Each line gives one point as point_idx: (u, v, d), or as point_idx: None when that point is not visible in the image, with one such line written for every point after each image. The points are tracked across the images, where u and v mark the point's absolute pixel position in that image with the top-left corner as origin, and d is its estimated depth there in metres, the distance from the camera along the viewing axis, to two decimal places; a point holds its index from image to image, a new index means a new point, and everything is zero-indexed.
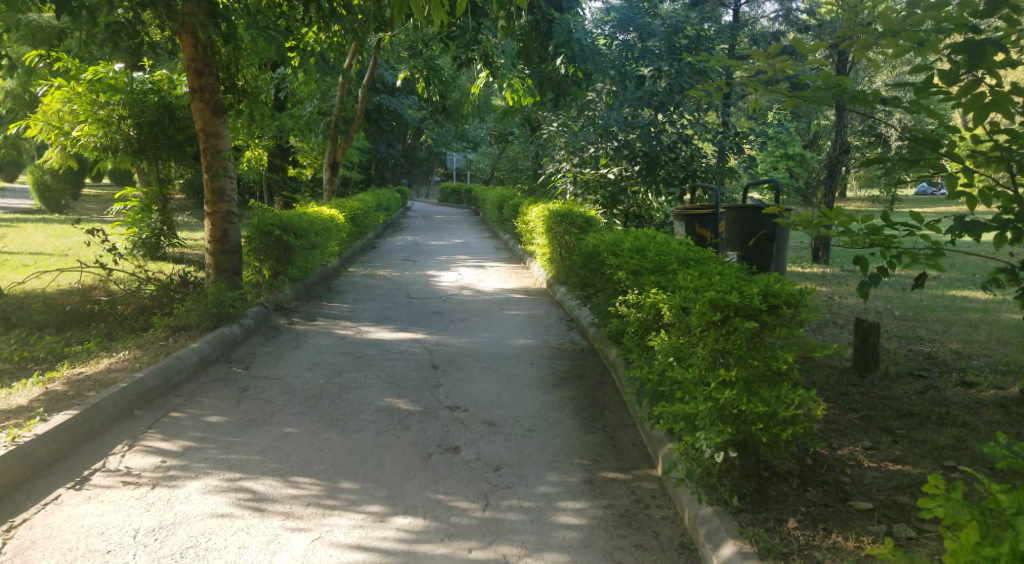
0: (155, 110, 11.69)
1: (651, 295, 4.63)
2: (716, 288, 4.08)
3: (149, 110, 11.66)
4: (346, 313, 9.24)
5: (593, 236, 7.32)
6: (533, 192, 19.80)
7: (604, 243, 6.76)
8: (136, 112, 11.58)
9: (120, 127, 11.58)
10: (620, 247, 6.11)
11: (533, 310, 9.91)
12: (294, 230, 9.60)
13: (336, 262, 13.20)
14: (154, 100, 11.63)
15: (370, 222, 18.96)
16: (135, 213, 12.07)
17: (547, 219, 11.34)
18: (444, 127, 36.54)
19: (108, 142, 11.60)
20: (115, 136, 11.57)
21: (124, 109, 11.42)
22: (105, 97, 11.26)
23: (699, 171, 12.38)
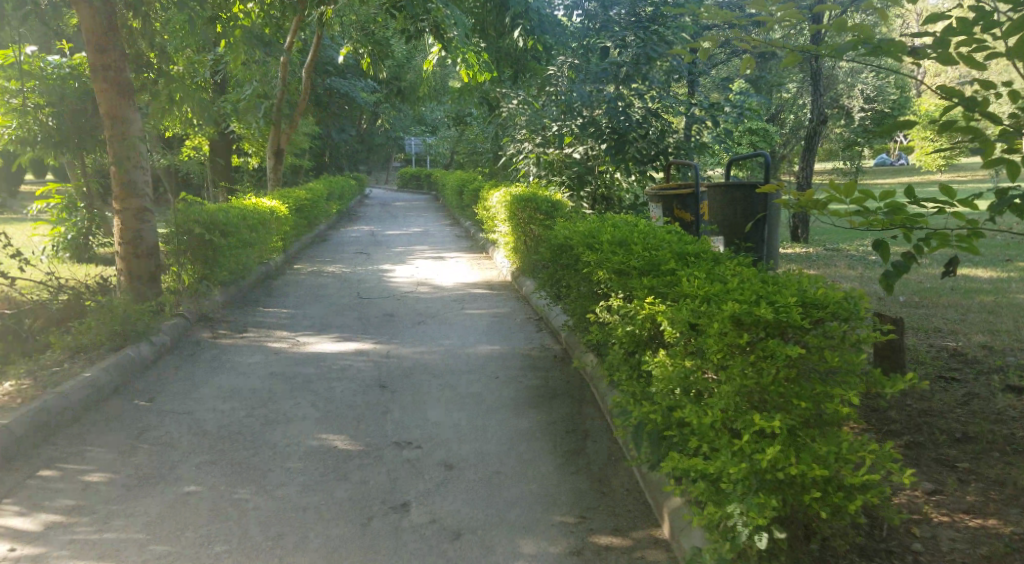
0: (76, 98, 10.16)
1: (646, 306, 3.53)
2: (737, 298, 2.94)
3: (69, 98, 10.12)
4: (284, 321, 8.04)
5: (563, 226, 6.21)
6: (494, 175, 18.64)
7: (576, 235, 5.65)
8: (56, 101, 10.04)
9: (38, 118, 10.05)
10: (597, 240, 5.00)
11: (498, 309, 8.79)
12: (221, 227, 8.39)
13: (278, 258, 12.03)
14: (73, 86, 10.15)
15: (320, 212, 17.69)
16: (59, 212, 10.73)
17: (511, 204, 10.28)
18: (400, 111, 35.13)
19: (24, 133, 10.13)
20: (33, 126, 10.06)
21: (39, 96, 9.92)
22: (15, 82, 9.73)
23: (672, 149, 11.34)
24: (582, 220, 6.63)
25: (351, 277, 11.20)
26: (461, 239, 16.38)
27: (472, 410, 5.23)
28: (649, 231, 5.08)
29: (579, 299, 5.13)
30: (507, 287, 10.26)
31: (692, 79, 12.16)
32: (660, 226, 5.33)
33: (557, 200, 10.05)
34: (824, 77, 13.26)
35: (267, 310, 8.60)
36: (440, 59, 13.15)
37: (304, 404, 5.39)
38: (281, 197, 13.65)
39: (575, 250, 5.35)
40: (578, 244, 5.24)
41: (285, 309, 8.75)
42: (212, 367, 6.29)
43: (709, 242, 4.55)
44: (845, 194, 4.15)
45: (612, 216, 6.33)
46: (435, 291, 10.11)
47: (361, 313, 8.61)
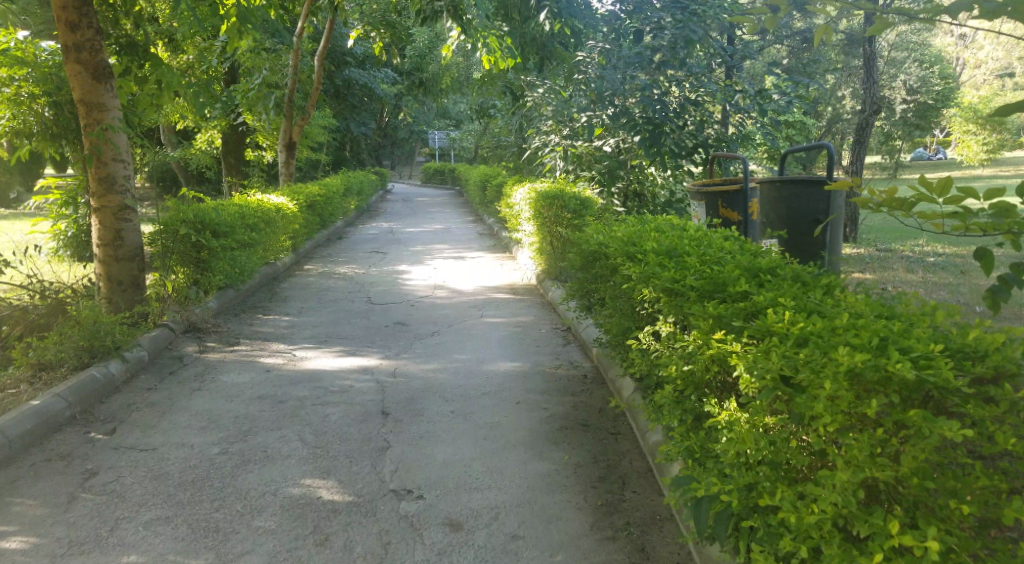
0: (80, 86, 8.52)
1: (707, 342, 2.76)
2: (852, 343, 2.23)
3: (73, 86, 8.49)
4: (284, 331, 7.29)
5: (594, 226, 5.42)
6: (518, 169, 17.82)
7: (613, 238, 4.87)
8: (54, 89, 8.40)
9: (34, 108, 8.42)
10: (640, 245, 4.23)
11: (521, 317, 7.98)
12: (212, 226, 7.70)
13: (287, 258, 11.34)
14: None
15: (337, 208, 17.01)
16: (57, 207, 9.82)
17: (535, 202, 9.50)
18: (423, 105, 34.42)
19: (19, 127, 8.43)
20: (28, 119, 8.38)
21: (35, 85, 8.31)
22: (7, 72, 8.24)
23: (714, 141, 10.40)
24: (618, 221, 5.84)
25: (362, 280, 10.46)
26: (483, 237, 15.62)
27: (487, 446, 4.42)
28: (700, 236, 4.32)
29: (614, 315, 4.39)
30: (530, 291, 9.45)
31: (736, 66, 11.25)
32: (716, 232, 4.51)
33: (585, 198, 9.28)
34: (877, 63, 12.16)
35: (268, 318, 7.89)
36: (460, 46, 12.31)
37: (291, 436, 4.62)
38: (292, 193, 12.97)
39: (610, 256, 4.58)
40: (614, 249, 4.49)
41: (287, 316, 8.02)
42: (194, 386, 5.56)
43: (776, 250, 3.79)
44: (938, 193, 2.86)
45: (653, 218, 5.52)
46: (453, 295, 9.35)
47: (371, 321, 7.85)
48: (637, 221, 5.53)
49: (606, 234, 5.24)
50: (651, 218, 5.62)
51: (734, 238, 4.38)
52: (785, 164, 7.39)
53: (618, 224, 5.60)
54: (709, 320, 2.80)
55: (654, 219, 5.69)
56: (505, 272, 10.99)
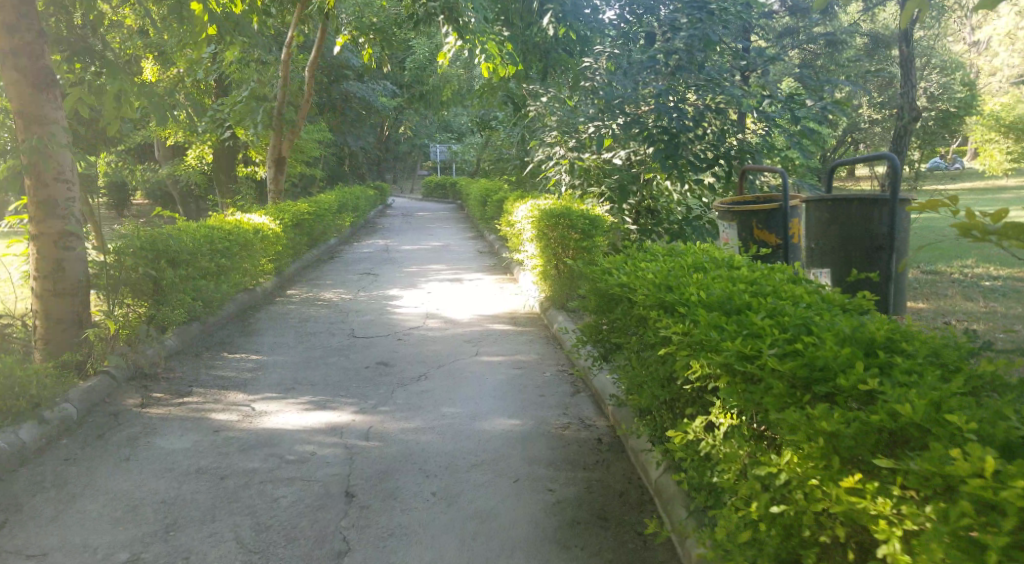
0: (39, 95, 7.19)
1: (823, 481, 1.85)
2: None
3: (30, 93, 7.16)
4: (247, 375, 6.24)
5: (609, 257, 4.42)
6: (521, 184, 16.82)
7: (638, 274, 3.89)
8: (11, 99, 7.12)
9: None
10: (678, 290, 3.28)
11: (522, 356, 6.93)
12: (167, 256, 6.66)
13: (269, 283, 10.37)
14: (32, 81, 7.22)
15: (330, 225, 16.10)
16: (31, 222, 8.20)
17: (538, 222, 8.55)
18: (424, 118, 33.61)
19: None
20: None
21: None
22: None
23: (735, 152, 9.29)
24: (635, 251, 4.88)
25: (349, 307, 9.47)
26: (484, 255, 14.64)
27: (477, 553, 3.37)
28: (755, 278, 3.37)
29: (638, 374, 3.44)
30: (534, 321, 8.39)
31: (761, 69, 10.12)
32: (774, 272, 3.55)
33: (596, 217, 8.39)
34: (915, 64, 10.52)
35: (234, 357, 6.86)
36: (456, 51, 11.32)
37: (224, 534, 3.60)
38: (277, 212, 11.97)
39: (635, 297, 3.61)
40: (640, 290, 3.51)
41: (256, 355, 6.98)
42: (125, 454, 4.50)
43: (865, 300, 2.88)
44: None
45: (686, 251, 4.52)
46: (447, 326, 8.34)
47: (351, 361, 6.81)
48: (663, 254, 4.53)
49: (627, 268, 4.26)
50: (680, 251, 4.62)
51: (802, 283, 3.40)
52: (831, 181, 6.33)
53: (636, 256, 4.62)
54: (820, 442, 1.90)
55: (686, 250, 4.70)
56: (506, 298, 9.97)
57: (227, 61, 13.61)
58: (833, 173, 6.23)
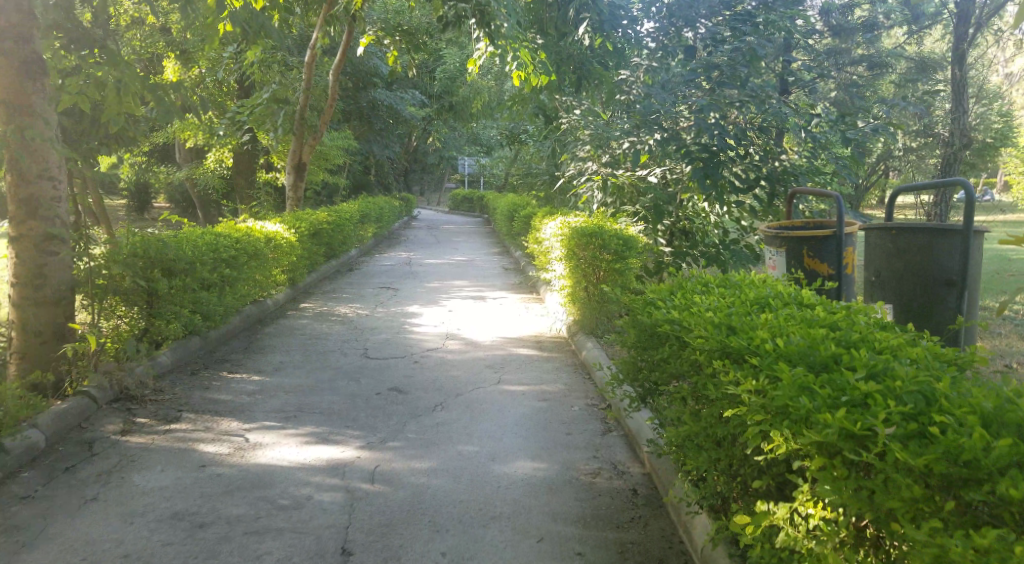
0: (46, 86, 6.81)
1: None
2: None
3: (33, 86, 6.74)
4: (245, 399, 5.72)
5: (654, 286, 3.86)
6: (550, 200, 16.28)
7: (690, 308, 3.34)
8: None
9: None
10: (744, 334, 2.75)
11: (547, 386, 6.31)
12: (164, 265, 6.21)
13: (281, 294, 9.91)
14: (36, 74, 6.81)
15: (351, 236, 15.69)
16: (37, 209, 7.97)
17: (567, 240, 7.92)
18: (453, 131, 33.30)
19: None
20: None
21: None
22: None
23: (778, 174, 8.57)
24: (682, 278, 4.28)
25: (364, 324, 8.95)
26: (509, 272, 14.12)
27: None
28: (836, 320, 2.84)
29: (690, 431, 2.92)
30: (560, 346, 7.79)
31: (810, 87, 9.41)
32: (853, 313, 3.00)
33: (630, 237, 7.79)
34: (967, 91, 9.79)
35: (234, 378, 6.38)
36: (488, 59, 10.84)
37: None
38: (295, 220, 11.52)
39: (689, 336, 3.06)
40: (696, 328, 2.97)
41: (258, 376, 6.48)
42: (92, 494, 4.01)
43: (982, 356, 2.38)
44: None
45: (743, 284, 3.93)
46: (466, 348, 7.79)
47: (361, 386, 6.26)
48: (716, 286, 3.95)
49: (677, 299, 3.69)
50: (736, 283, 4.01)
51: (895, 331, 2.84)
52: (896, 212, 5.70)
53: (685, 287, 4.04)
54: None
55: (742, 281, 4.11)
56: (531, 318, 9.41)
57: (251, 63, 13.25)
58: (895, 206, 5.65)
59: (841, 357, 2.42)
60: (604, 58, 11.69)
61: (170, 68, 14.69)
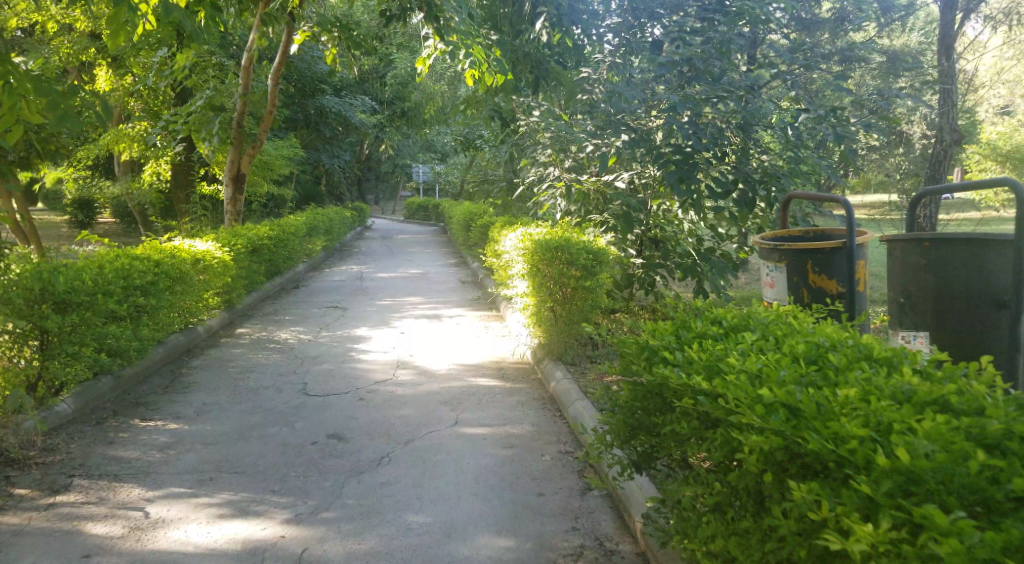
0: None
1: None
2: None
3: None
4: (153, 455, 4.81)
5: (651, 327, 3.11)
6: (507, 209, 15.51)
7: (715, 364, 2.63)
8: None
9: None
10: (827, 429, 2.06)
11: (511, 427, 5.51)
12: (50, 297, 5.20)
13: (214, 319, 8.94)
14: None
15: (298, 250, 14.73)
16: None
17: (529, 255, 7.12)
18: (406, 138, 32.31)
19: None
20: None
21: None
22: None
23: (757, 178, 7.86)
24: (681, 311, 3.54)
25: (305, 352, 8.06)
26: (466, 286, 13.30)
27: None
28: (946, 393, 2.17)
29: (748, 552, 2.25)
30: (524, 374, 7.02)
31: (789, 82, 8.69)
32: (948, 374, 2.34)
33: (599, 252, 7.05)
34: (955, 89, 9.76)
35: (146, 427, 5.45)
36: (439, 57, 10.03)
37: None
38: (231, 236, 10.55)
39: (730, 415, 2.37)
40: (744, 406, 2.27)
41: (175, 423, 5.55)
42: None
43: None
44: None
45: (758, 323, 3.18)
46: (419, 380, 6.95)
47: (296, 433, 5.38)
48: (731, 324, 3.22)
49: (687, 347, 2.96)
50: (749, 318, 3.29)
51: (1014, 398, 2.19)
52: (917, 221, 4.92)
53: (690, 325, 3.30)
54: None
55: (756, 313, 3.39)
56: (492, 340, 8.61)
57: (182, 66, 12.23)
58: (915, 211, 4.89)
59: (1000, 475, 1.79)
60: (562, 56, 10.96)
61: (102, 78, 13.73)
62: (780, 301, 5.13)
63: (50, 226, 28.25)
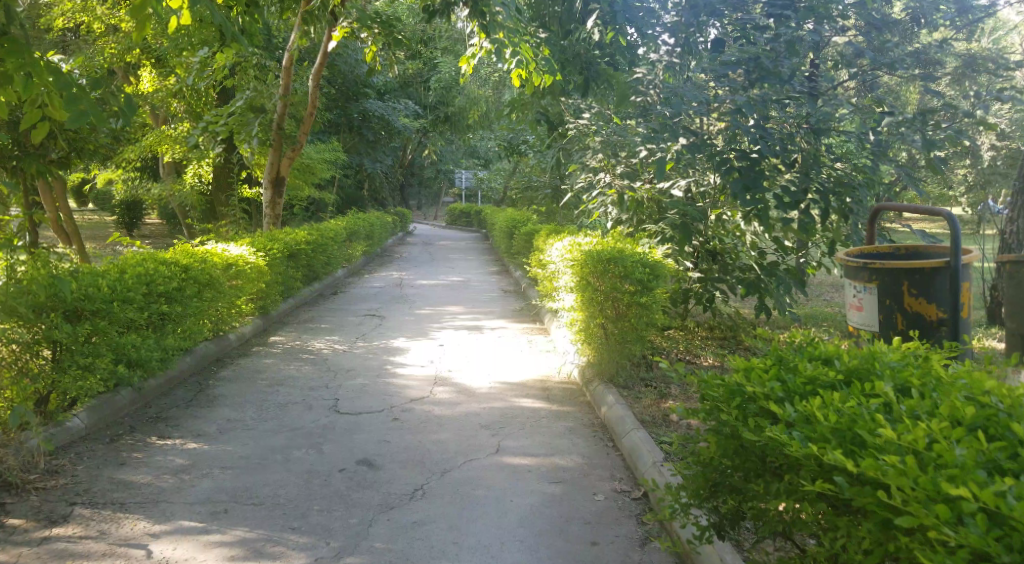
0: None
1: None
2: None
3: None
4: (167, 481, 4.37)
5: (752, 370, 2.54)
6: (552, 216, 14.99)
7: (853, 432, 2.06)
8: None
9: None
10: None
11: (558, 459, 4.97)
12: (60, 303, 4.85)
13: (246, 326, 8.60)
14: None
15: (337, 255, 14.42)
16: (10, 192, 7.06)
17: (579, 266, 6.58)
18: (449, 144, 31.99)
19: None
20: None
21: None
22: None
23: (829, 186, 7.15)
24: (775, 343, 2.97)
25: (338, 364, 7.63)
26: (509, 296, 12.82)
27: None
28: None
29: None
30: (572, 396, 6.47)
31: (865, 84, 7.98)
32: None
33: (655, 264, 6.49)
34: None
35: (164, 446, 5.02)
36: (485, 56, 9.59)
37: None
38: (268, 240, 10.21)
39: (894, 512, 1.80)
40: (922, 506, 1.69)
41: (194, 443, 5.14)
42: None
43: None
44: None
45: (881, 363, 2.60)
46: (458, 399, 6.46)
47: (323, 458, 4.92)
48: (846, 362, 2.65)
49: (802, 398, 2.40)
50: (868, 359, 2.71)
51: None
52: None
53: (794, 363, 2.73)
54: None
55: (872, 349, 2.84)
56: (536, 356, 8.08)
57: (222, 66, 11.96)
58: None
59: None
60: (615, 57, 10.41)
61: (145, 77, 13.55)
62: (867, 326, 4.56)
63: (96, 227, 28.62)
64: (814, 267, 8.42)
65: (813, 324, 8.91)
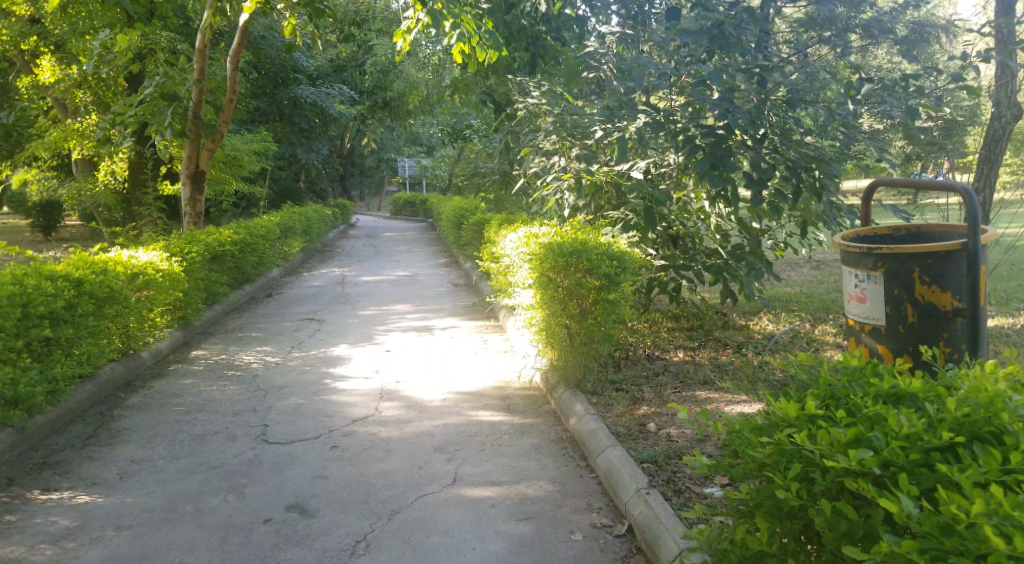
0: None
1: None
2: None
3: None
4: (44, 555, 3.63)
5: (821, 437, 2.07)
6: (502, 202, 14.13)
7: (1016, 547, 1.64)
8: None
9: None
10: None
11: (524, 486, 4.22)
12: None
13: (165, 341, 7.73)
14: None
15: (272, 255, 13.44)
16: None
17: (534, 260, 5.86)
18: (392, 132, 30.74)
19: None
20: None
21: None
22: None
23: (801, 158, 6.52)
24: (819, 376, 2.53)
25: (268, 380, 6.77)
26: (459, 290, 12.00)
27: None
28: None
29: None
30: (534, 406, 5.75)
31: (840, 48, 7.34)
32: None
33: (616, 254, 5.83)
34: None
35: (47, 504, 4.26)
36: (422, 32, 8.79)
37: None
38: (188, 242, 9.28)
39: None
40: None
41: (87, 496, 4.38)
42: None
43: None
44: None
45: (981, 396, 2.17)
46: (404, 415, 5.69)
47: (244, 505, 4.14)
48: (923, 406, 2.26)
49: (899, 474, 1.98)
50: (962, 387, 2.28)
51: None
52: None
53: (860, 409, 2.32)
54: None
55: (940, 382, 2.45)
56: (492, 358, 7.34)
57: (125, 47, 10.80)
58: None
59: None
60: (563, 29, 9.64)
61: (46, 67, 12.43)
62: (872, 320, 3.93)
63: (17, 231, 26.90)
64: (785, 247, 7.83)
65: (785, 306, 8.34)
